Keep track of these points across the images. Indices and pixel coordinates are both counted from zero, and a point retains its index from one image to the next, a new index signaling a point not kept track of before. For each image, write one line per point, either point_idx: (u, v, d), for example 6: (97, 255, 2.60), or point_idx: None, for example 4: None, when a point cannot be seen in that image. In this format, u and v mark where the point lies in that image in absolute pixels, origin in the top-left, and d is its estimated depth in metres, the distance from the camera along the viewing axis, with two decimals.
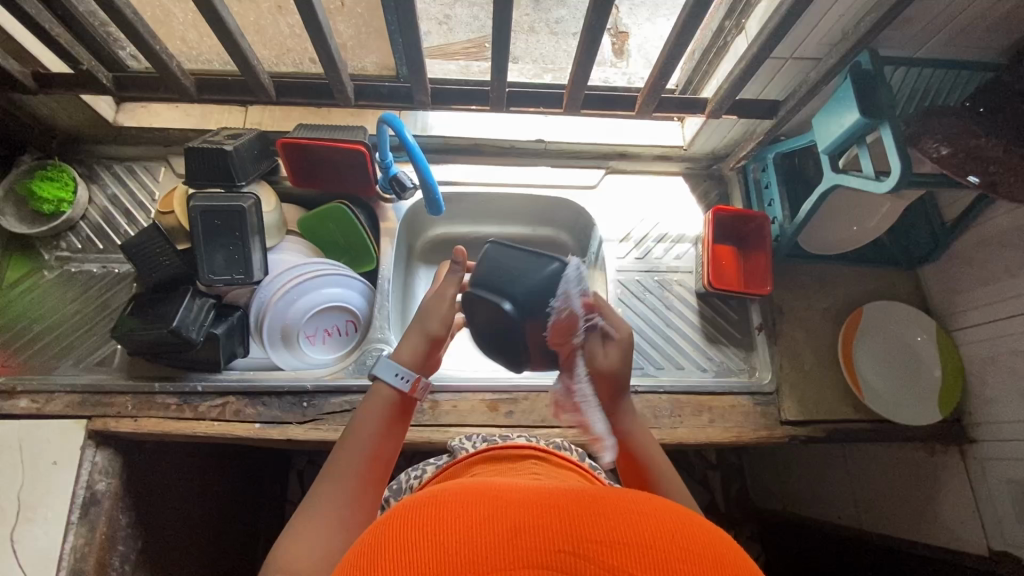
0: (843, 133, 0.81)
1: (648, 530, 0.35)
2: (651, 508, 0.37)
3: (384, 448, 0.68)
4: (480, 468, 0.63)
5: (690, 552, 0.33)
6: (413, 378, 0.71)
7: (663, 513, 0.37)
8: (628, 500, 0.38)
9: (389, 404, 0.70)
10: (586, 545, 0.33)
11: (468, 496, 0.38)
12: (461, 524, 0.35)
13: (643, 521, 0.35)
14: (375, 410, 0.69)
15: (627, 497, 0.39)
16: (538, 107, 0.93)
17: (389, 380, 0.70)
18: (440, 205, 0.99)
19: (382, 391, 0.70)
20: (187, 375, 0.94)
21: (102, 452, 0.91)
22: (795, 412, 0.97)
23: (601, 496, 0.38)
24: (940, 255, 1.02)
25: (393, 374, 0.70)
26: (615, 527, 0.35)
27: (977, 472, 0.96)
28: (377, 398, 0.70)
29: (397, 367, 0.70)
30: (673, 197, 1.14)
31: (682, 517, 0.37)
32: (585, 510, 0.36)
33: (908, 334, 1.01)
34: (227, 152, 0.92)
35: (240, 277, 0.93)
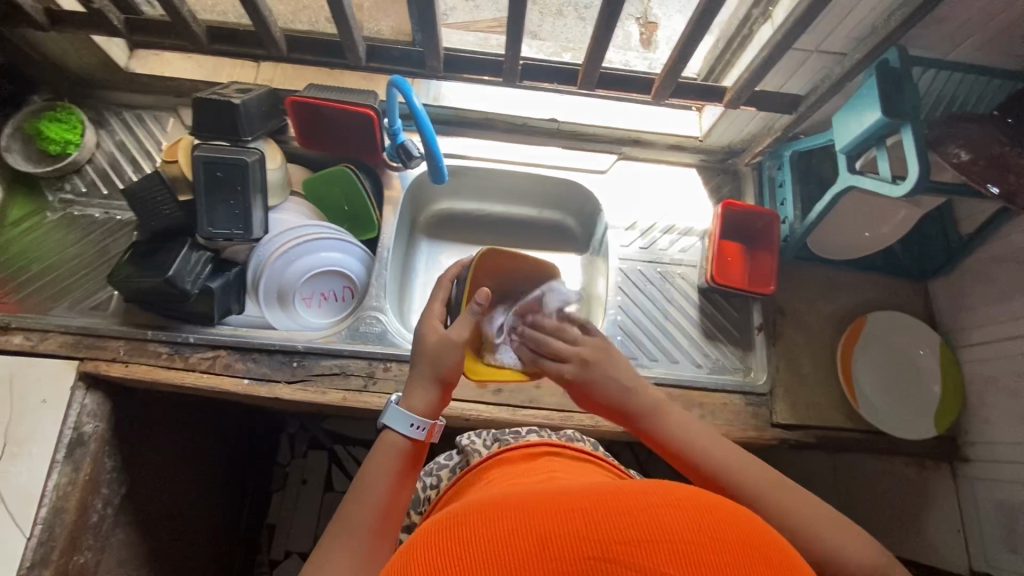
0: (862, 132, 0.78)
1: (672, 524, 0.34)
2: (673, 496, 0.37)
3: (399, 502, 0.64)
4: (495, 471, 0.64)
5: (719, 542, 0.34)
6: (426, 426, 0.67)
7: (685, 500, 0.36)
8: (647, 489, 0.38)
9: (402, 455, 0.66)
10: (614, 549, 0.33)
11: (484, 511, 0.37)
12: (478, 544, 0.34)
13: (667, 512, 0.35)
14: (386, 463, 0.65)
15: (645, 489, 0.38)
16: (553, 83, 0.90)
17: (402, 429, 0.66)
18: (444, 175, 0.97)
19: (392, 442, 0.67)
20: (181, 326, 0.95)
21: (92, 395, 0.91)
22: (786, 415, 0.95)
23: (622, 489, 0.38)
24: (952, 269, 0.99)
25: (406, 424, 0.66)
26: (640, 523, 0.34)
27: (967, 492, 0.94)
28: (387, 448, 0.66)
29: (412, 416, 0.66)
30: (683, 189, 1.12)
31: (701, 501, 0.37)
32: (605, 509, 0.35)
33: (910, 346, 0.99)
34: (235, 105, 0.91)
35: (239, 233, 0.92)
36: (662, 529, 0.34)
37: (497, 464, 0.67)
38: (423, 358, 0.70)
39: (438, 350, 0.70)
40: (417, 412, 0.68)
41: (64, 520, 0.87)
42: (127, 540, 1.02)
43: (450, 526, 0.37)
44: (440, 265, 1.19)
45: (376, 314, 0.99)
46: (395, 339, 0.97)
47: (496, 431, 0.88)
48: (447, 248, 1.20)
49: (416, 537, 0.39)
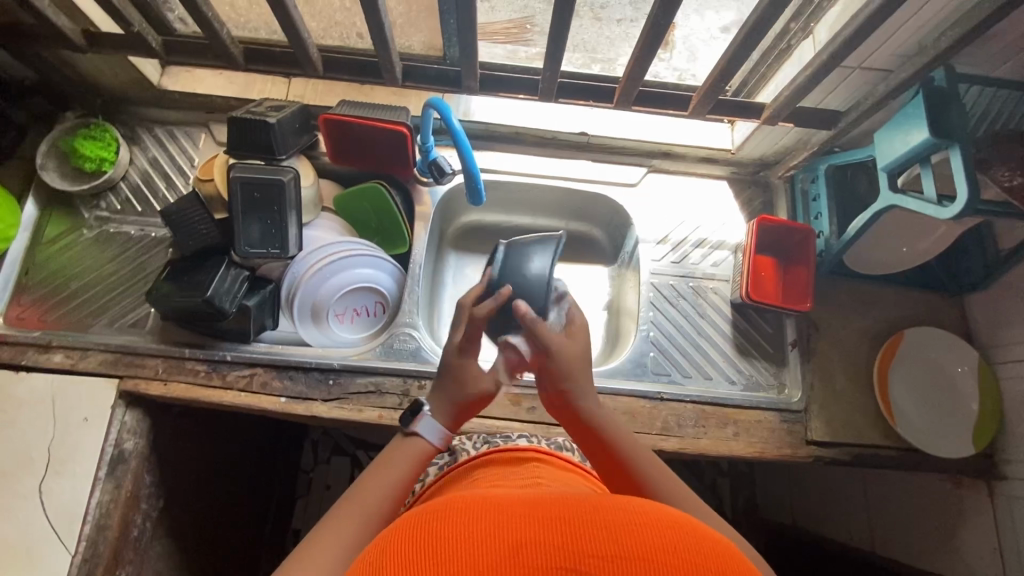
0: (907, 152, 0.77)
1: (645, 542, 0.36)
2: (649, 514, 0.39)
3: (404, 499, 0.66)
4: (482, 472, 0.65)
5: (692, 563, 0.35)
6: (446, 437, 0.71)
7: (663, 520, 0.39)
8: (626, 506, 0.40)
9: (422, 456, 0.69)
10: (586, 561, 0.35)
11: (467, 509, 0.40)
12: (456, 545, 0.36)
13: (642, 529, 0.37)
14: (404, 459, 0.68)
15: (624, 505, 0.40)
16: (588, 100, 0.90)
17: (430, 437, 0.70)
18: (480, 194, 0.96)
19: (416, 443, 0.70)
20: (218, 344, 0.95)
21: (131, 412, 0.93)
22: (822, 432, 0.95)
23: (603, 502, 0.40)
24: (989, 285, 0.98)
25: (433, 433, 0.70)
26: (612, 539, 0.36)
27: (1004, 510, 0.94)
28: (409, 448, 0.69)
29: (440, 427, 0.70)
30: (714, 201, 1.11)
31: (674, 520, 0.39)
32: (579, 521, 0.38)
33: (947, 363, 0.98)
34: (270, 124, 0.91)
35: (275, 251, 0.93)
36: (633, 544, 0.36)
37: (486, 464, 0.68)
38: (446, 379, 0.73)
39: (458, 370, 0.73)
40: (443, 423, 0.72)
41: (107, 537, 0.88)
42: (163, 553, 1.04)
43: (428, 523, 0.39)
44: (468, 278, 1.20)
45: (409, 331, 1.00)
46: (429, 356, 0.97)
47: (487, 434, 0.89)
48: (474, 262, 1.21)
49: (395, 526, 0.41)
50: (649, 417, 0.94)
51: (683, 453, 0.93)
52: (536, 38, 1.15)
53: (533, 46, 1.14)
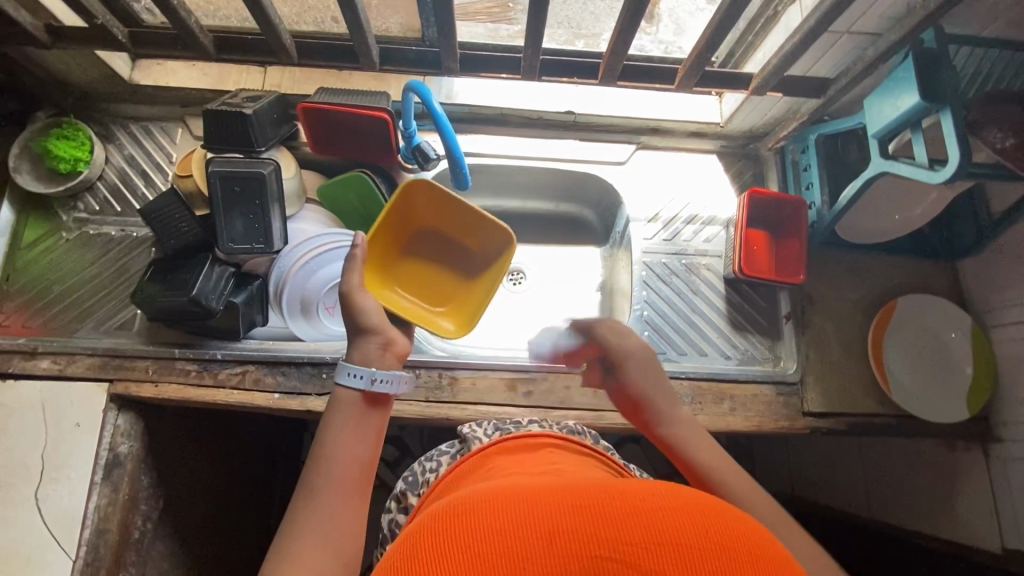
0: (898, 117, 0.76)
1: (677, 525, 0.36)
2: (681, 500, 0.39)
3: (366, 458, 0.61)
4: (496, 460, 0.64)
5: (724, 547, 0.35)
6: (371, 376, 0.63)
7: (695, 505, 0.38)
8: (655, 491, 0.40)
9: (359, 406, 0.63)
10: (619, 548, 0.35)
11: (497, 499, 0.40)
12: (489, 532, 0.36)
13: (671, 513, 0.37)
14: (342, 416, 0.62)
15: (653, 490, 0.40)
16: (571, 77, 0.87)
17: (353, 384, 0.63)
18: (466, 179, 0.94)
19: (343, 396, 0.63)
20: (207, 343, 0.94)
21: (123, 415, 0.92)
22: (818, 403, 0.95)
23: (633, 489, 0.40)
24: (983, 249, 0.97)
25: (348, 374, 0.63)
26: (645, 525, 0.36)
27: (999, 472, 0.95)
28: (342, 404, 0.63)
29: (352, 367, 0.63)
30: (704, 176, 1.10)
31: (706, 506, 0.39)
32: (609, 509, 0.38)
33: (941, 329, 0.98)
34: (246, 115, 0.89)
35: (260, 246, 0.91)
36: (666, 530, 0.35)
37: (498, 451, 0.66)
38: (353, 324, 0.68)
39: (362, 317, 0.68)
40: (377, 367, 0.65)
41: (108, 540, 0.88)
42: (167, 552, 1.04)
43: (459, 515, 0.39)
44: None
45: None
46: (422, 345, 0.97)
47: (497, 420, 0.88)
48: None
49: (427, 517, 0.41)
50: None
51: None
52: (520, 15, 1.12)
53: (516, 24, 1.11)
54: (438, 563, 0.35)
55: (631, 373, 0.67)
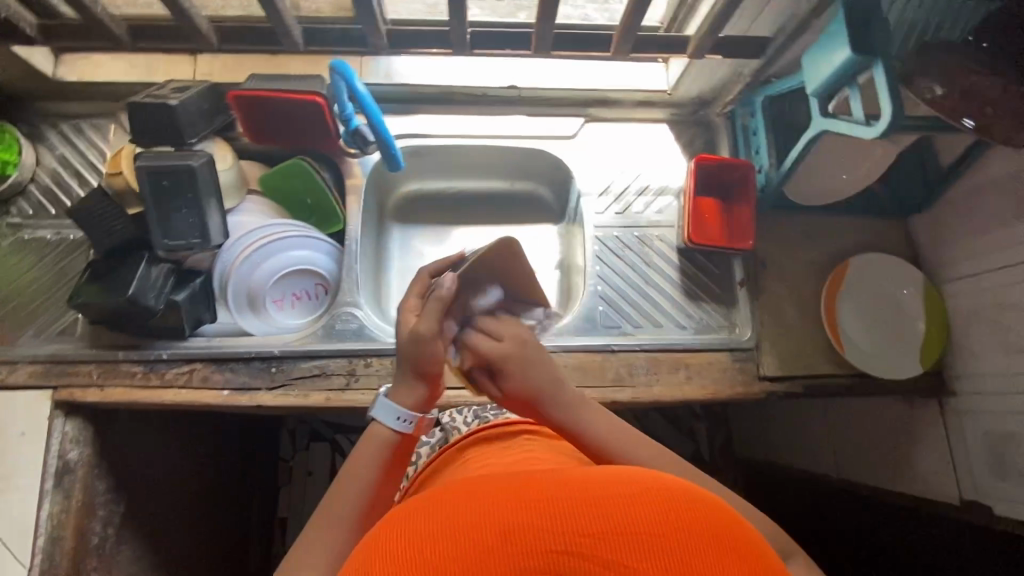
0: (834, 73, 0.75)
1: (632, 515, 0.39)
2: (635, 487, 0.42)
3: (384, 489, 0.64)
4: (471, 451, 0.73)
5: (676, 528, 0.39)
6: (412, 420, 0.65)
7: (655, 492, 0.41)
8: (611, 480, 0.43)
9: (387, 448, 0.64)
10: (577, 540, 0.38)
11: (465, 498, 0.42)
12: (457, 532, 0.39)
13: (625, 502, 0.40)
14: (369, 454, 0.64)
15: (609, 480, 0.43)
16: (505, 49, 0.84)
17: (388, 422, 0.64)
18: (399, 161, 0.93)
19: (380, 434, 0.65)
20: (152, 343, 0.92)
21: (71, 422, 0.91)
22: (773, 367, 0.95)
23: (594, 480, 0.43)
24: (932, 204, 0.97)
25: (393, 418, 0.64)
26: (602, 515, 0.39)
27: (954, 424, 0.96)
28: (375, 441, 0.64)
29: (399, 410, 0.64)
30: (655, 146, 1.08)
31: (660, 488, 0.42)
32: (568, 501, 0.40)
33: (894, 286, 0.98)
34: (172, 107, 0.85)
35: (196, 242, 0.88)
36: (622, 519, 0.39)
37: (476, 443, 0.74)
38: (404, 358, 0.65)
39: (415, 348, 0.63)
40: (412, 407, 0.65)
41: (63, 547, 0.88)
42: (134, 556, 1.03)
43: (429, 515, 0.41)
44: (414, 249, 1.16)
45: (351, 310, 0.97)
46: (373, 334, 0.95)
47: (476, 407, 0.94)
48: (420, 232, 1.17)
49: (399, 513, 0.43)
50: (602, 370, 0.93)
51: (637, 403, 0.92)
52: None
53: None
54: (403, 566, 0.38)
55: (517, 372, 0.64)
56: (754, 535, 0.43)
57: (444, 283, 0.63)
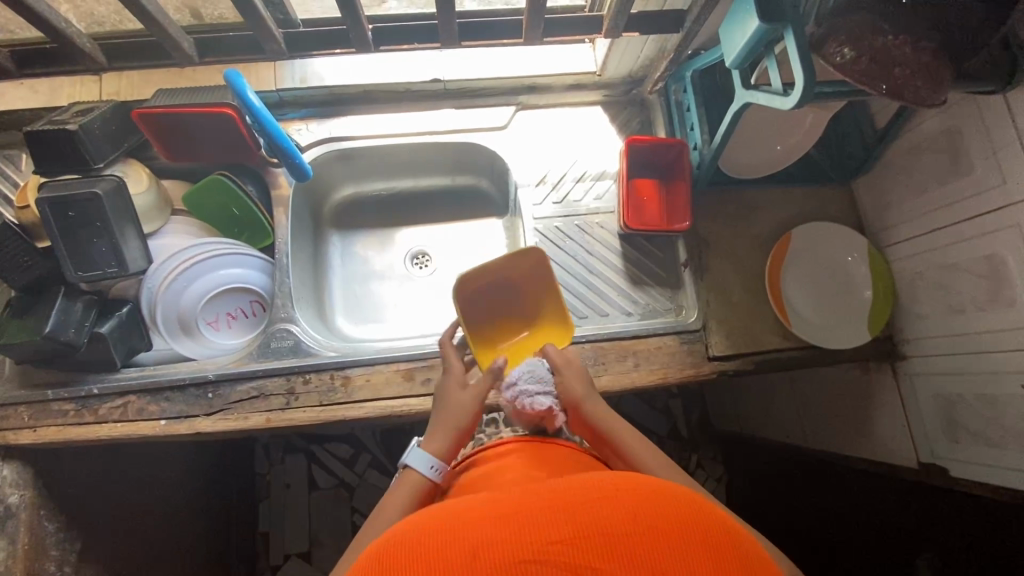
0: (746, 45, 0.72)
1: (602, 517, 0.37)
2: (606, 489, 0.40)
3: None
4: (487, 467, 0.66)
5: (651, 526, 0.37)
6: (442, 469, 0.69)
7: (623, 490, 0.40)
8: (581, 486, 0.41)
9: (420, 494, 0.66)
10: (545, 549, 0.36)
11: (433, 523, 0.40)
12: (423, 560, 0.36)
13: (594, 505, 0.38)
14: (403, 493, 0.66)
15: (578, 486, 0.41)
16: (411, 43, 0.81)
17: (422, 469, 0.68)
18: (305, 171, 0.91)
19: (413, 478, 0.67)
20: (83, 378, 0.90)
21: (9, 465, 0.90)
22: (721, 347, 0.93)
23: (562, 488, 0.41)
24: (872, 167, 0.95)
25: (427, 465, 0.68)
26: (572, 520, 0.37)
27: (908, 389, 0.94)
28: (407, 485, 0.67)
29: (430, 458, 0.68)
30: (591, 130, 1.05)
31: (631, 486, 0.41)
32: (538, 512, 0.38)
33: (838, 255, 0.96)
34: (71, 132, 0.81)
35: (114, 270, 0.86)
36: (595, 523, 0.37)
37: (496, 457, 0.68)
38: (445, 410, 0.74)
39: (461, 407, 0.74)
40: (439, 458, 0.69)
41: None
42: None
43: (395, 549, 0.38)
44: (358, 255, 1.13)
45: (287, 326, 0.94)
46: (311, 349, 0.93)
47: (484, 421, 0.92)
48: (362, 238, 1.14)
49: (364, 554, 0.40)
50: None
51: None
52: None
53: None
54: None
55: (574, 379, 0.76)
56: (737, 526, 0.41)
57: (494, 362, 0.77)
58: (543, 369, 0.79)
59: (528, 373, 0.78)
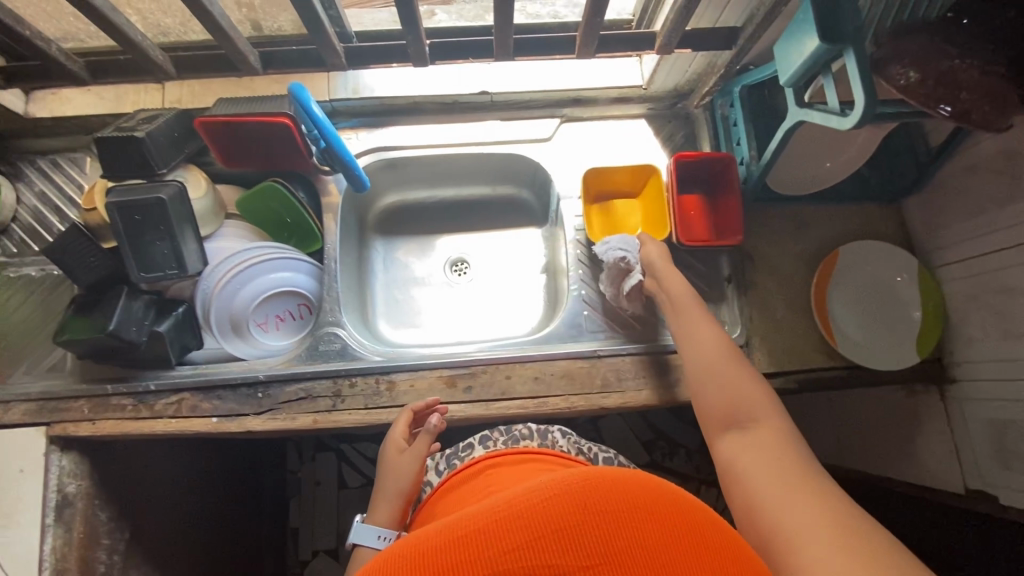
0: (805, 63, 0.72)
1: (558, 517, 0.36)
2: (560, 488, 0.39)
3: None
4: (480, 479, 0.78)
5: (607, 519, 0.36)
6: (391, 536, 0.79)
7: (578, 484, 0.39)
8: (531, 490, 0.39)
9: None
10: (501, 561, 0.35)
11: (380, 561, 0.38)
12: None
13: (547, 506, 0.37)
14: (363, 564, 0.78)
15: (530, 491, 0.39)
16: (465, 58, 0.83)
17: (371, 543, 0.78)
18: (363, 181, 0.96)
19: (366, 552, 0.78)
20: (140, 374, 0.93)
21: (67, 455, 0.92)
22: (764, 364, 0.92)
23: (513, 496, 0.40)
24: (922, 186, 0.94)
25: (376, 537, 0.78)
26: (524, 528, 0.36)
27: (956, 413, 0.92)
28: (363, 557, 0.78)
29: (378, 531, 0.78)
30: (635, 142, 1.05)
31: (586, 480, 0.39)
32: (487, 529, 0.37)
33: (886, 274, 0.95)
34: (138, 139, 0.85)
35: (174, 273, 0.89)
36: (550, 524, 0.36)
37: (493, 467, 0.79)
38: (384, 485, 0.82)
39: (397, 479, 0.82)
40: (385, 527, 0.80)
41: None
42: None
43: None
44: (399, 261, 1.15)
45: (334, 330, 0.97)
46: (357, 353, 0.95)
47: (481, 436, 0.89)
48: (403, 244, 1.17)
49: None
50: (589, 377, 0.92)
51: (625, 408, 0.91)
52: None
53: None
54: None
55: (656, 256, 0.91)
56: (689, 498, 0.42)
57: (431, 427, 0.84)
58: (634, 239, 0.94)
59: (622, 239, 0.94)
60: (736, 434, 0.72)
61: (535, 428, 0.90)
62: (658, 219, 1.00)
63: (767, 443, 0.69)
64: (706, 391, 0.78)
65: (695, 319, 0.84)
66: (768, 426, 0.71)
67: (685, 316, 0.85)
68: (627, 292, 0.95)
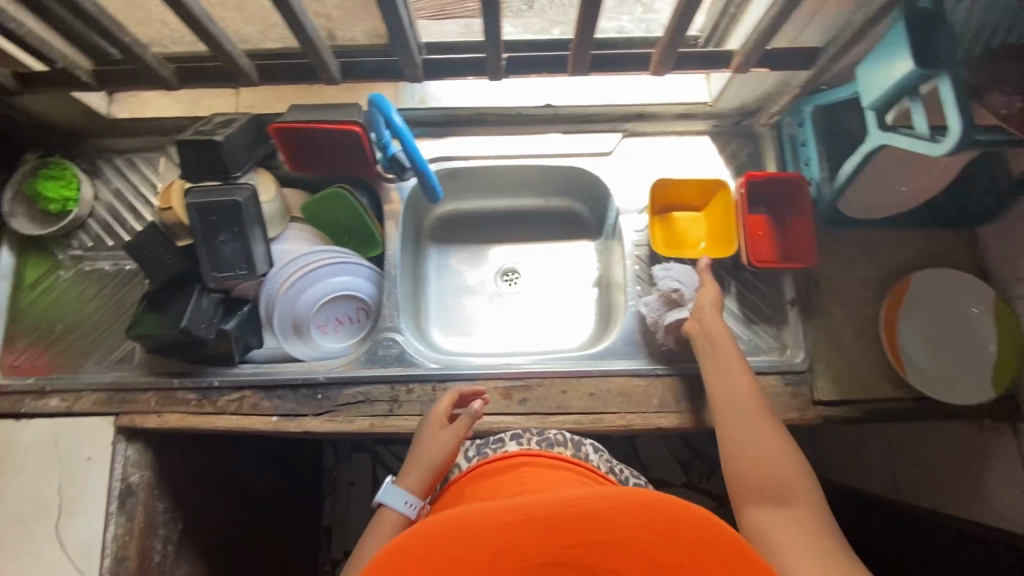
0: (893, 87, 0.70)
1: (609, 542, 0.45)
2: (621, 506, 0.46)
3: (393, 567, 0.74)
4: (504, 476, 0.74)
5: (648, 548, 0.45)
6: (417, 505, 0.78)
7: (634, 507, 0.46)
8: (596, 501, 0.47)
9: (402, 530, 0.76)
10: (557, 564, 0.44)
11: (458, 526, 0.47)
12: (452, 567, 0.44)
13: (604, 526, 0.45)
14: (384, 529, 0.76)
15: (595, 502, 0.47)
16: (540, 73, 0.84)
17: (396, 505, 0.77)
18: (436, 191, 0.97)
19: (389, 515, 0.77)
20: (204, 370, 0.96)
21: (133, 445, 0.95)
22: (828, 391, 0.90)
23: (579, 503, 0.47)
24: (1001, 215, 0.91)
25: (403, 502, 0.77)
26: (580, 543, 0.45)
27: None
28: (385, 519, 0.76)
29: (407, 495, 0.77)
30: (698, 159, 1.04)
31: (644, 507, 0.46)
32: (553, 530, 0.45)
33: (960, 304, 0.92)
34: (218, 142, 0.88)
35: (242, 273, 0.91)
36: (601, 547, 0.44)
37: (523, 465, 0.76)
38: (418, 453, 0.80)
39: (430, 450, 0.80)
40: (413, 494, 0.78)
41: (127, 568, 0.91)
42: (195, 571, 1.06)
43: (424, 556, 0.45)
44: (451, 269, 1.16)
45: (392, 335, 0.98)
46: (414, 359, 0.96)
47: (517, 432, 0.86)
48: (456, 252, 1.17)
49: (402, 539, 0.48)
50: (646, 396, 0.91)
51: (681, 429, 0.90)
52: None
53: None
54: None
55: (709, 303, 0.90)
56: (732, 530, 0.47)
57: (473, 411, 0.81)
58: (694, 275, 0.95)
59: (682, 271, 0.95)
60: (772, 507, 0.70)
61: (569, 437, 0.85)
62: (724, 236, 0.98)
63: (803, 526, 0.67)
64: (741, 454, 0.76)
65: (731, 366, 0.84)
66: (803, 503, 0.70)
67: (729, 374, 0.83)
68: (665, 325, 0.92)
